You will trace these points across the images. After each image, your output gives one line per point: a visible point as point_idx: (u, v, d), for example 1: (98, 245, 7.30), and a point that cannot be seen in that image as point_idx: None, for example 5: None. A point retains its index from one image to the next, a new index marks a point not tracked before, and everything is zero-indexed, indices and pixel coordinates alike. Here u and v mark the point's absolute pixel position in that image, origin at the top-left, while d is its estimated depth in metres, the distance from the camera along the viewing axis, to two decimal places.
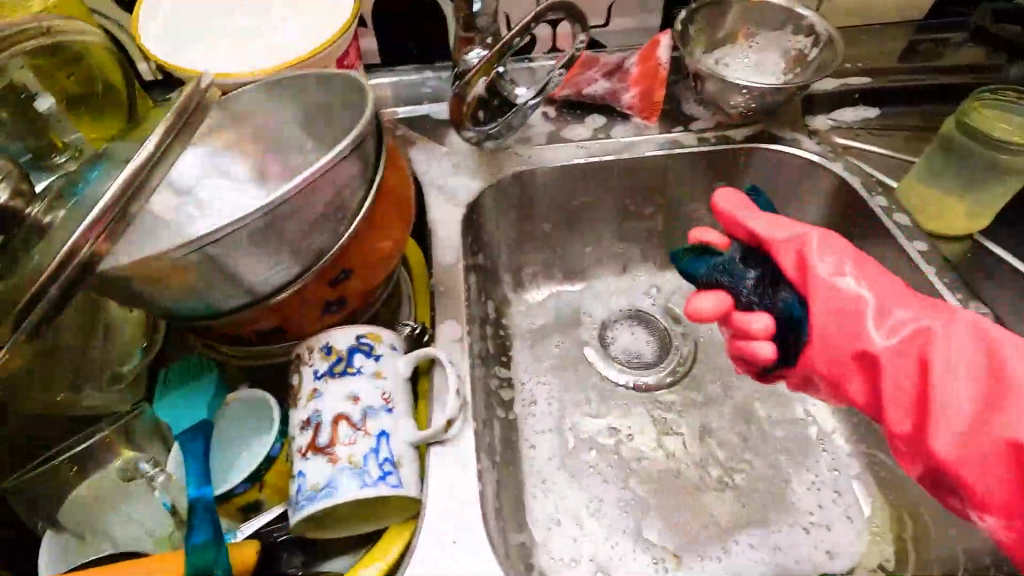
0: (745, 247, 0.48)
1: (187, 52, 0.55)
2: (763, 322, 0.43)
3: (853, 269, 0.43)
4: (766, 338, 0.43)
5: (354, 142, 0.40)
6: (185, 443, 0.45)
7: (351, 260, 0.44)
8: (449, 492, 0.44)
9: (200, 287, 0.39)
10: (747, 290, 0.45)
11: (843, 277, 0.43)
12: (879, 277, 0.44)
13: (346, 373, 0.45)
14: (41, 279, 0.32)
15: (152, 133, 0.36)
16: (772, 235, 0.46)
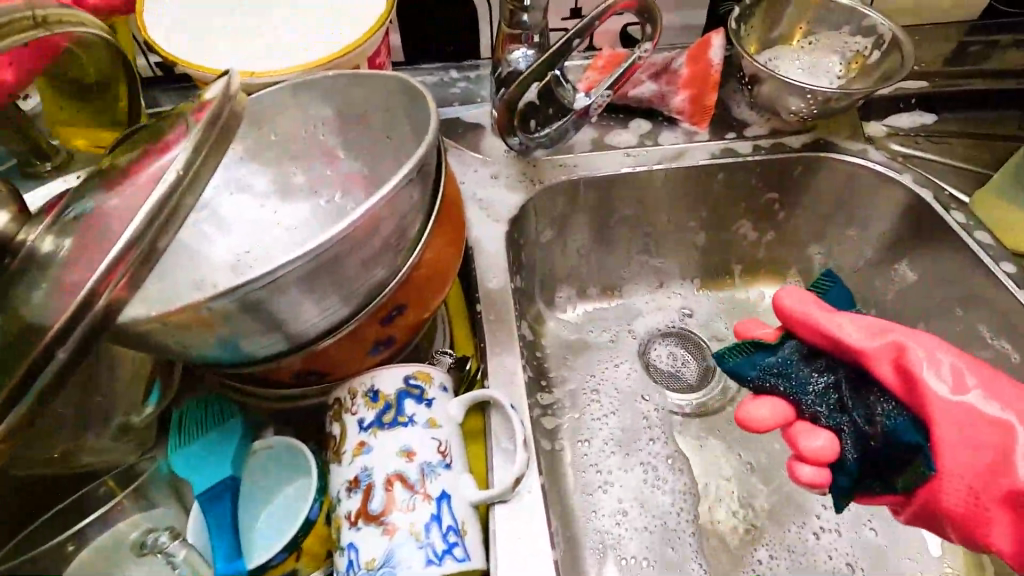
0: (823, 352, 0.41)
1: (197, 44, 0.47)
2: (821, 442, 0.36)
3: (977, 384, 0.37)
4: (822, 462, 0.37)
5: (418, 163, 0.34)
6: (206, 505, 0.40)
7: (405, 296, 0.39)
8: (518, 558, 0.38)
9: (234, 333, 0.33)
10: (811, 398, 0.38)
11: (968, 396, 0.36)
12: (1002, 385, 0.37)
13: (397, 424, 0.39)
14: (57, 329, 0.29)
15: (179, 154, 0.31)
16: (865, 343, 0.39)
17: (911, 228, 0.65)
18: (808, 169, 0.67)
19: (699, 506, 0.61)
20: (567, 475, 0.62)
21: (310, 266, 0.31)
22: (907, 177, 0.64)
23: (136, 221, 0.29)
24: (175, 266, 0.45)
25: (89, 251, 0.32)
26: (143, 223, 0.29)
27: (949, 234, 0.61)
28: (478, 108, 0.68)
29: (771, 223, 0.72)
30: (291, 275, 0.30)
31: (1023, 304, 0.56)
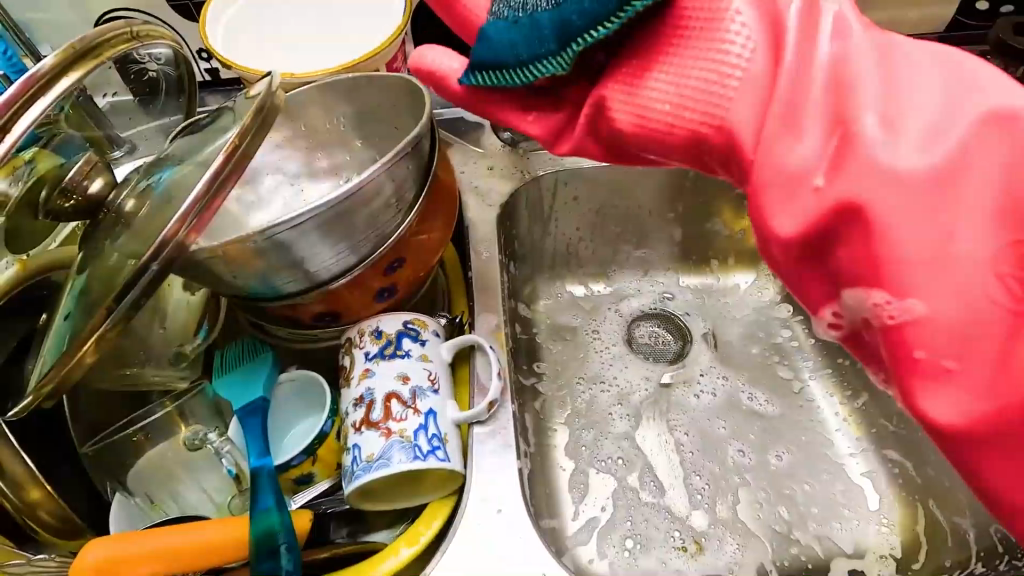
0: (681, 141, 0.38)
1: (249, 53, 0.58)
2: None
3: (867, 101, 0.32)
4: None
5: (413, 142, 0.43)
6: (245, 418, 0.49)
7: (404, 251, 0.48)
8: (490, 468, 0.47)
9: (267, 271, 0.42)
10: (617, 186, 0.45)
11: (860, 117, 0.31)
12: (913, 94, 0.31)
13: (395, 355, 0.48)
14: (144, 260, 0.37)
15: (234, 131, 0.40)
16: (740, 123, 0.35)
17: None
18: None
19: (666, 461, 0.69)
20: (549, 431, 0.71)
21: (329, 215, 0.40)
22: None
23: (206, 175, 0.38)
24: (222, 232, 0.56)
25: (163, 208, 0.42)
26: (211, 179, 0.38)
27: None
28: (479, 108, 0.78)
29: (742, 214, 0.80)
30: (313, 223, 0.40)
31: None
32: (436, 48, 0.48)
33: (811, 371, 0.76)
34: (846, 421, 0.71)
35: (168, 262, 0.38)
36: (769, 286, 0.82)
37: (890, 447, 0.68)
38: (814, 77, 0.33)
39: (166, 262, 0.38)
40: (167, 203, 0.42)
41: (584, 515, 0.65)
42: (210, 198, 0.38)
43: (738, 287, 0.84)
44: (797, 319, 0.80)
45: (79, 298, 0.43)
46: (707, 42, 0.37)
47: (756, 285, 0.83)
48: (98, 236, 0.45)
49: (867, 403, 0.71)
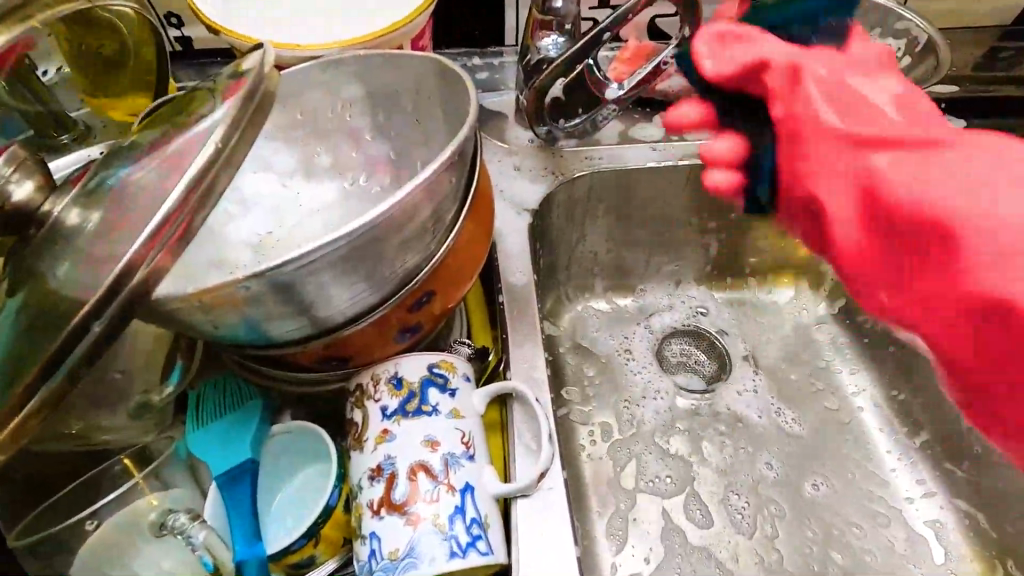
0: None
1: (241, 17, 0.47)
2: None
3: None
4: None
5: (456, 150, 0.33)
6: (225, 488, 0.39)
7: (436, 282, 0.38)
8: (541, 555, 0.38)
9: (259, 315, 0.32)
10: None
11: None
12: None
13: (421, 412, 0.38)
14: (91, 305, 0.28)
15: (215, 130, 0.30)
16: None
17: None
18: None
19: (713, 507, 0.61)
20: (578, 470, 0.62)
21: (347, 248, 0.30)
22: None
23: (172, 197, 0.28)
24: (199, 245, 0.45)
25: (116, 227, 0.31)
26: (178, 200, 0.28)
27: None
28: (500, 95, 0.68)
29: None
30: (323, 259, 0.30)
31: None
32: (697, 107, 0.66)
33: (866, 401, 0.68)
34: (908, 460, 0.64)
35: (125, 310, 0.28)
36: (816, 303, 0.74)
37: (959, 492, 0.60)
38: None
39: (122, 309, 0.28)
40: (123, 222, 0.31)
41: (624, 569, 0.57)
42: (180, 228, 0.28)
43: (781, 303, 0.76)
44: (848, 342, 0.72)
45: (6, 344, 0.32)
46: None
47: (800, 302, 0.75)
48: (30, 258, 0.34)
49: (929, 441, 0.63)
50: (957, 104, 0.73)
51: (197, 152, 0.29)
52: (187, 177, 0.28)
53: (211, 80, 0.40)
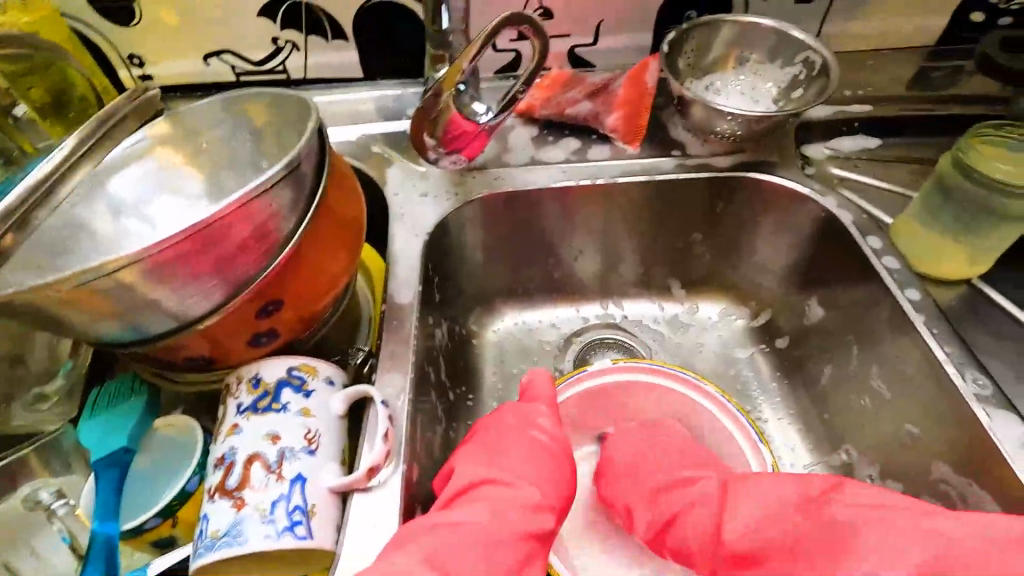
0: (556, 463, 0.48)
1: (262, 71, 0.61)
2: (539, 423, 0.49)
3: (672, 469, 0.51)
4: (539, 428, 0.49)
5: (286, 168, 0.39)
6: (99, 471, 0.44)
7: (285, 290, 0.44)
8: (361, 558, 0.40)
9: (111, 311, 0.37)
10: (535, 428, 0.49)
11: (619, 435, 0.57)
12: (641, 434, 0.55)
13: (269, 409, 0.43)
14: None
15: (65, 145, 0.38)
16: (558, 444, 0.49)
17: (827, 250, 0.65)
18: (735, 186, 0.68)
19: None
20: None
21: (169, 249, 0.35)
22: (829, 199, 0.64)
23: (17, 193, 0.34)
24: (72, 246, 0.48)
25: None
26: (22, 196, 0.35)
27: (860, 259, 0.61)
28: None
29: (705, 239, 0.74)
30: (152, 258, 0.35)
31: (931, 340, 0.54)
32: (542, 395, 0.51)
33: (773, 416, 0.69)
34: None
35: None
36: (736, 318, 0.76)
37: None
38: (487, 489, 0.45)
39: None
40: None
41: None
42: (23, 211, 0.35)
43: (706, 319, 0.77)
44: (762, 355, 0.73)
45: None
46: (511, 449, 0.47)
47: (726, 319, 0.76)
48: None
49: (832, 456, 0.64)
50: (869, 125, 0.73)
51: (38, 170, 0.36)
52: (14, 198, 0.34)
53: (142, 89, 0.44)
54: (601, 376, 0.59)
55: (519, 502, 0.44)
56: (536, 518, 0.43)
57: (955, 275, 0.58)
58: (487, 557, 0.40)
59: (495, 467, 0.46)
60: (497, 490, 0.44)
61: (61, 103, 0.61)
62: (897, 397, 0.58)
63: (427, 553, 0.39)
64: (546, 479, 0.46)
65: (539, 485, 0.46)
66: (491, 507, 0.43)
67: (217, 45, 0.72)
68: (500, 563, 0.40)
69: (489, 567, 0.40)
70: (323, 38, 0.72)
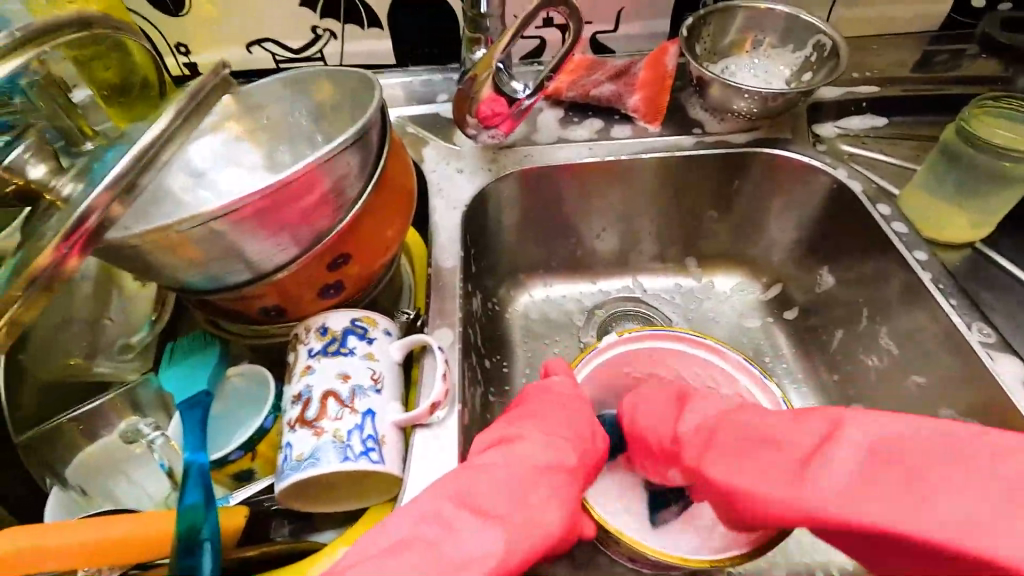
0: (582, 425, 0.48)
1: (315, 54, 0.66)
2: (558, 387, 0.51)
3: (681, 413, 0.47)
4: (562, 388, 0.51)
5: (357, 133, 0.44)
6: (185, 411, 0.48)
7: (350, 247, 0.48)
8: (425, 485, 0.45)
9: (208, 258, 0.41)
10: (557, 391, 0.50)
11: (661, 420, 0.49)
12: (564, 414, 0.48)
13: (339, 353, 0.47)
14: (52, 241, 0.36)
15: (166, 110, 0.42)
16: (582, 409, 0.50)
17: (838, 220, 0.69)
18: (751, 162, 0.72)
19: None
20: None
21: (263, 201, 0.40)
22: (840, 171, 0.69)
23: (134, 149, 0.39)
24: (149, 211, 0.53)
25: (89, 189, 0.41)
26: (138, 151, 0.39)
27: (870, 226, 0.65)
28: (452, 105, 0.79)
29: (721, 215, 0.78)
30: (247, 209, 0.39)
31: (937, 297, 0.59)
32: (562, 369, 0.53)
33: (787, 379, 0.73)
34: None
35: (82, 243, 0.37)
36: (751, 290, 0.80)
37: None
38: (510, 441, 0.45)
39: (80, 243, 0.37)
40: (97, 174, 0.40)
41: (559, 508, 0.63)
42: (135, 173, 0.38)
43: (722, 291, 0.81)
44: (776, 324, 0.77)
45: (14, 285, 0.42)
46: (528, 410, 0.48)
47: (741, 291, 0.81)
48: (32, 220, 0.43)
49: (842, 413, 0.68)
50: (876, 105, 0.78)
51: (146, 130, 0.41)
52: (132, 151, 0.39)
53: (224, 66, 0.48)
54: (608, 350, 0.59)
55: (542, 450, 0.44)
56: (557, 457, 0.44)
57: (960, 238, 0.63)
58: (513, 493, 0.40)
59: (521, 423, 0.47)
60: (519, 438, 0.45)
61: (123, 86, 0.66)
62: (905, 353, 0.62)
63: (456, 494, 0.39)
64: (567, 429, 0.47)
65: (563, 433, 0.46)
66: (515, 452, 0.43)
67: (259, 34, 0.77)
68: (525, 493, 0.40)
69: (514, 497, 0.39)
70: (359, 26, 0.77)
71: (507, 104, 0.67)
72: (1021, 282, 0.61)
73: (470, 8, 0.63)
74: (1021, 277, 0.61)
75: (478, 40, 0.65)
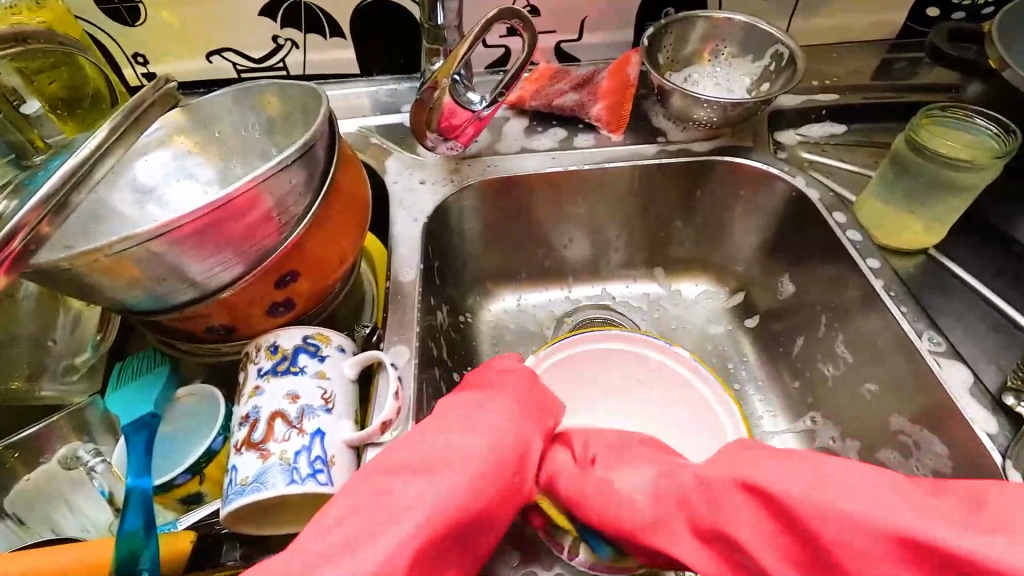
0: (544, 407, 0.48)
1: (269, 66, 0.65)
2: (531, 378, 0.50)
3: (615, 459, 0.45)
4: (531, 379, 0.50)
5: (301, 150, 0.43)
6: (129, 435, 0.47)
7: (299, 263, 0.47)
8: None
9: (146, 278, 0.40)
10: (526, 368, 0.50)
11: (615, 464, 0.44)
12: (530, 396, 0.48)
13: (288, 372, 0.46)
14: None
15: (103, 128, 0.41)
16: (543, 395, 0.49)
17: (799, 227, 0.70)
18: (712, 170, 0.73)
19: None
20: None
21: (199, 221, 0.39)
22: (799, 179, 0.70)
23: (65, 170, 0.37)
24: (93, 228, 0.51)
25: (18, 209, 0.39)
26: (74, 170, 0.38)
27: (827, 233, 0.66)
28: None
29: (686, 223, 0.78)
30: (185, 229, 0.38)
31: (890, 303, 0.59)
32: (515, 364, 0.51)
33: (753, 387, 0.73)
34: (788, 439, 0.68)
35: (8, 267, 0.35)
36: (717, 296, 0.81)
37: None
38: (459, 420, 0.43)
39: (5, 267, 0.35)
40: (24, 196, 0.39)
41: None
42: (65, 193, 0.37)
43: (688, 298, 0.82)
44: (741, 329, 0.78)
45: None
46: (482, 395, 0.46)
47: (707, 297, 0.81)
48: None
49: (804, 417, 0.69)
50: (836, 113, 0.79)
51: (81, 147, 0.40)
52: (64, 169, 0.38)
53: (168, 79, 0.47)
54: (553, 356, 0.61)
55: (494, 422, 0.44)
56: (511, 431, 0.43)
57: (912, 244, 0.64)
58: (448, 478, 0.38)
59: (470, 399, 0.46)
60: (467, 417, 0.44)
61: (73, 99, 0.64)
62: (861, 361, 0.63)
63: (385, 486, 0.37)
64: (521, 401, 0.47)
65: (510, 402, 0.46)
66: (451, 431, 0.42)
67: (219, 44, 0.75)
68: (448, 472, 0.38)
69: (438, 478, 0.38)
70: (321, 36, 0.76)
71: (465, 115, 0.66)
72: (972, 286, 0.63)
73: (428, 19, 0.62)
74: (972, 282, 0.63)
75: (438, 49, 0.64)
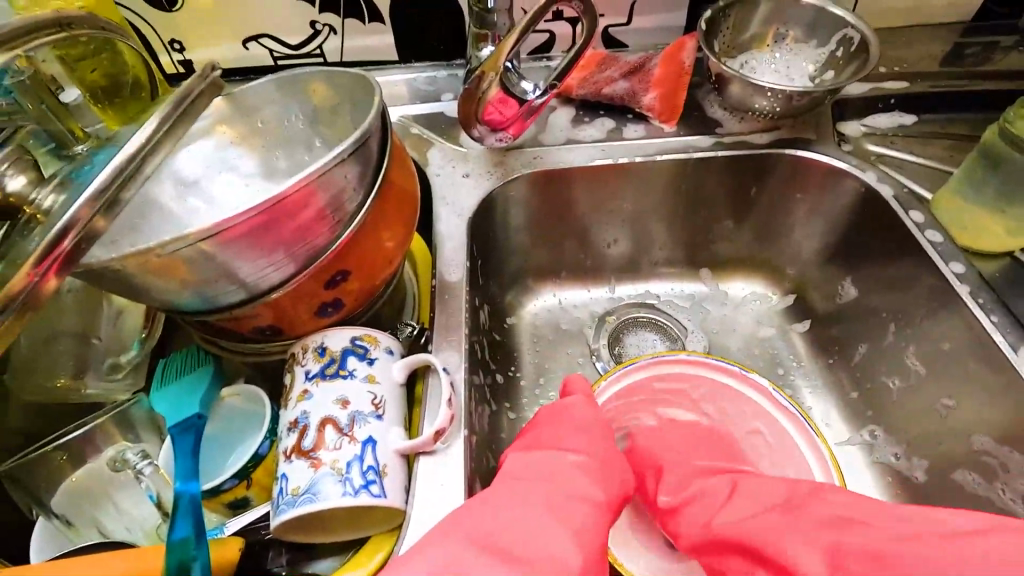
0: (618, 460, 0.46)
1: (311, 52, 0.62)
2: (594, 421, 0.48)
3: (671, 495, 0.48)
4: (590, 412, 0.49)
5: (356, 144, 0.40)
6: (174, 437, 0.46)
7: (349, 262, 0.45)
8: (425, 514, 0.42)
9: (196, 279, 0.38)
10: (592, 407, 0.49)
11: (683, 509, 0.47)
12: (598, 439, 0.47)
13: (336, 376, 0.44)
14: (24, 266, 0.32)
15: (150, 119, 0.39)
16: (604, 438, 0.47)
17: (866, 225, 0.66)
18: (772, 163, 0.69)
19: None
20: None
21: (252, 221, 0.37)
22: (869, 174, 0.65)
23: (115, 164, 0.35)
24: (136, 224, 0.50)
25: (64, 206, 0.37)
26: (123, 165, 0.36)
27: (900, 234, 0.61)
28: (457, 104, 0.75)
29: (740, 217, 0.74)
30: (239, 228, 0.36)
31: (977, 312, 0.55)
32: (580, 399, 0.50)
33: (810, 392, 0.70)
34: (849, 448, 0.65)
35: (60, 268, 0.34)
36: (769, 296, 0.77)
37: (886, 482, 0.61)
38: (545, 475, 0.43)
39: (57, 267, 0.34)
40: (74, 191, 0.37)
41: None
42: (115, 189, 0.35)
43: (738, 297, 0.78)
44: (796, 331, 0.74)
45: None
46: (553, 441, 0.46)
47: (758, 297, 0.77)
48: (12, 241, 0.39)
49: (868, 426, 0.65)
50: (905, 102, 0.73)
51: (130, 140, 0.38)
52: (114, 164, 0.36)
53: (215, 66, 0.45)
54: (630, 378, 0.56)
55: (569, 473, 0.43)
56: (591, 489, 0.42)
57: (995, 246, 0.59)
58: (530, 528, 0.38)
59: (534, 457, 0.45)
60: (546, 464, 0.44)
61: (115, 88, 0.63)
62: (935, 372, 0.59)
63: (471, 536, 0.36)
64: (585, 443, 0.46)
65: (580, 454, 0.45)
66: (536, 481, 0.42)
67: (256, 30, 0.73)
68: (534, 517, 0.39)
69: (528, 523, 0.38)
70: (360, 21, 0.73)
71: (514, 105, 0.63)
72: None
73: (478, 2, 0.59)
74: None
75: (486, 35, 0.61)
